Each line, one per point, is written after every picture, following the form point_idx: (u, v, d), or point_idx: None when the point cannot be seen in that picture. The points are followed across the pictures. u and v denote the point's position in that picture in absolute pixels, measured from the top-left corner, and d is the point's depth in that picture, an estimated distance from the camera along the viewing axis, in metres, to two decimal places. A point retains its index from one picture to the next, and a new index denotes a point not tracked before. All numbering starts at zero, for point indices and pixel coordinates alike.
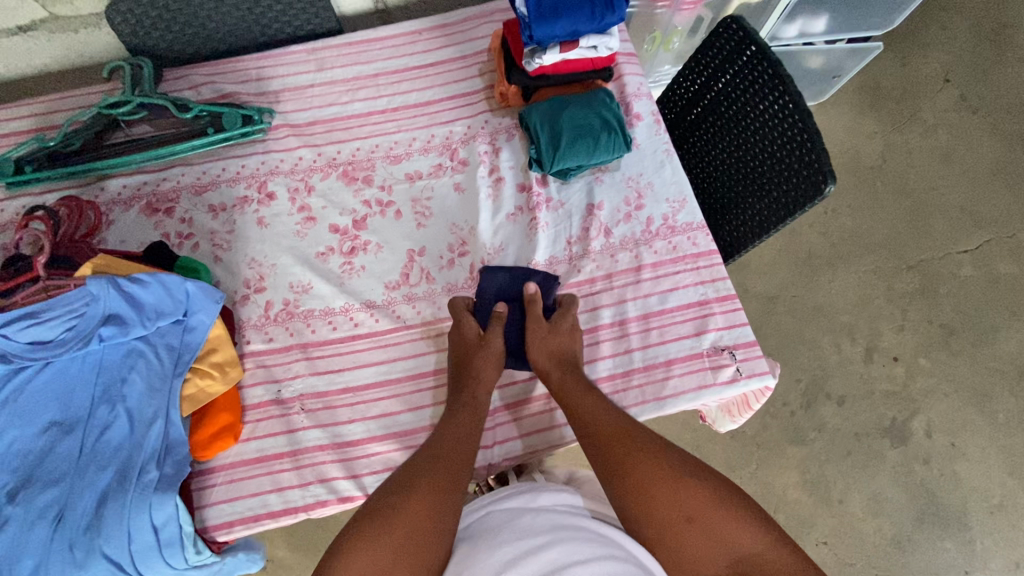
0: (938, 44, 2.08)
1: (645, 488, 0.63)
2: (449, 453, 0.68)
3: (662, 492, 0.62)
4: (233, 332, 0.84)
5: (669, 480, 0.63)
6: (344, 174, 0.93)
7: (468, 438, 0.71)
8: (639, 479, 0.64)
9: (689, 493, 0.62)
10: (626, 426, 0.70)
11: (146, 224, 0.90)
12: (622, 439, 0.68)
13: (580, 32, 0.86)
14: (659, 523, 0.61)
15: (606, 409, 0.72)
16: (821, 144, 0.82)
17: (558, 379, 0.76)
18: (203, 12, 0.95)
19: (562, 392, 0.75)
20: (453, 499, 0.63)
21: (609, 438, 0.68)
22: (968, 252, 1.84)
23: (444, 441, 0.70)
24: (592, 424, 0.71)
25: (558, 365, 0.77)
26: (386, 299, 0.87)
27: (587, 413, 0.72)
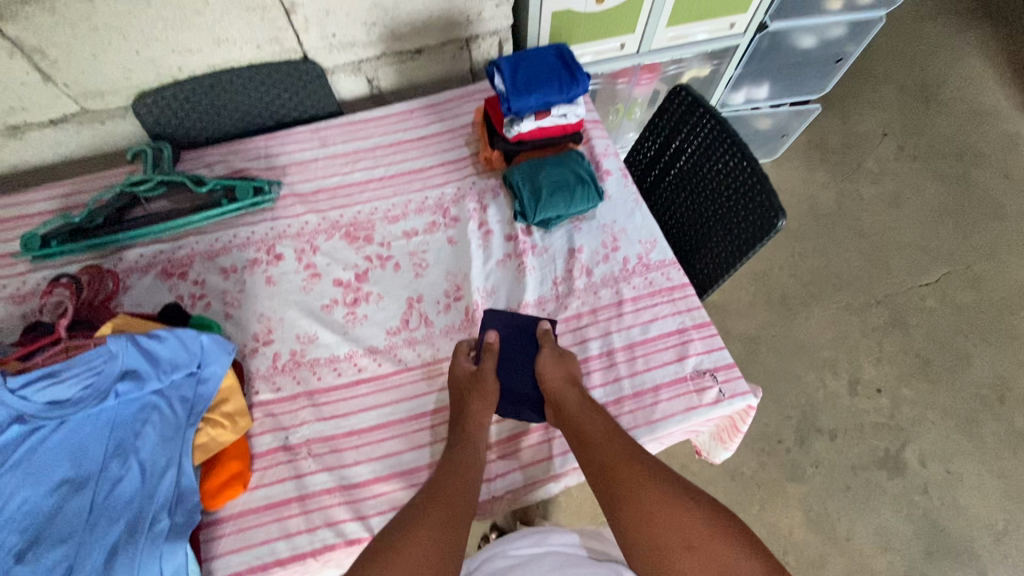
0: (871, 105, 2.34)
1: (646, 514, 0.63)
2: (452, 488, 0.68)
3: (663, 518, 0.63)
4: (243, 383, 0.88)
5: (670, 505, 0.63)
6: (347, 235, 1.02)
7: (470, 467, 0.73)
8: (641, 504, 0.64)
9: (691, 521, 0.62)
10: (627, 450, 0.70)
11: (161, 288, 0.97)
12: (625, 461, 0.69)
13: (551, 103, 0.99)
14: (662, 550, 0.61)
15: (610, 431, 0.73)
16: (769, 185, 0.93)
17: (566, 403, 0.78)
18: (219, 100, 1.09)
19: (569, 413, 0.77)
20: (459, 534, 0.63)
21: (610, 461, 0.69)
22: (930, 284, 1.97)
23: (446, 478, 0.70)
24: (595, 446, 0.72)
25: (572, 390, 0.79)
26: (388, 344, 0.93)
27: (594, 435, 0.73)
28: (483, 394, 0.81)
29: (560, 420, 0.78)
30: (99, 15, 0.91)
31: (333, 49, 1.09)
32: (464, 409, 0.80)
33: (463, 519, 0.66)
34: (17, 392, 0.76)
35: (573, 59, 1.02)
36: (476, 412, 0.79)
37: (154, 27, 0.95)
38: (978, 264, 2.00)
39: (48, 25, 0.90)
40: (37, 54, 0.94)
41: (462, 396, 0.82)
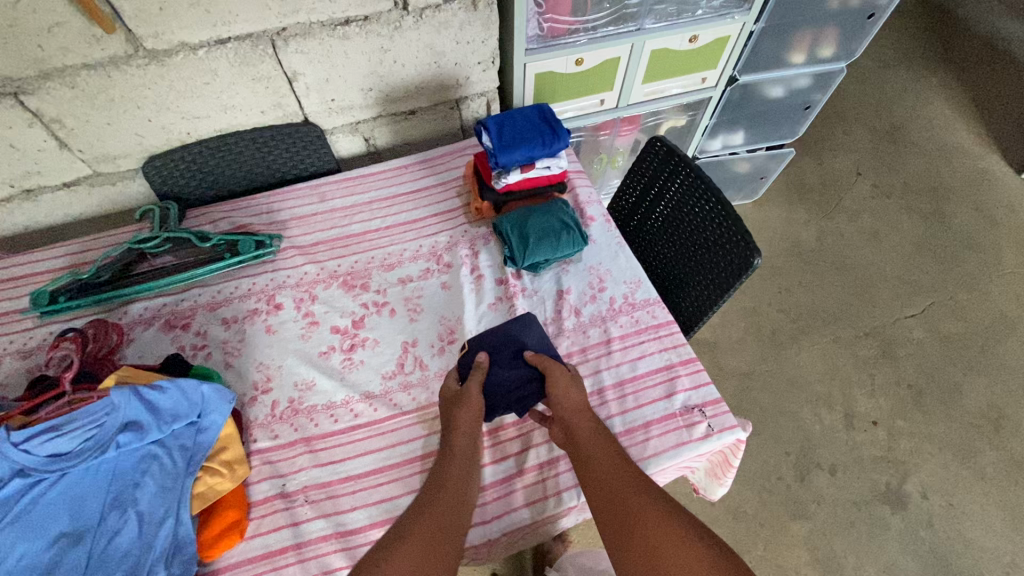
0: (844, 147, 2.46)
1: (652, 544, 0.65)
2: (447, 509, 0.71)
3: (669, 551, 0.64)
4: (241, 431, 0.89)
5: (675, 539, 0.65)
6: (344, 283, 1.06)
7: (464, 487, 0.74)
8: (648, 533, 0.66)
9: (694, 555, 0.63)
10: (637, 480, 0.72)
11: (163, 339, 1.00)
12: (633, 491, 0.70)
13: (536, 157, 1.06)
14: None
15: (620, 461, 0.75)
16: (743, 225, 0.99)
17: (579, 429, 0.80)
18: (223, 161, 1.15)
19: (579, 442, 0.79)
20: (447, 551, 0.66)
21: (619, 489, 0.71)
22: (916, 315, 2.01)
23: (443, 495, 0.72)
24: (606, 472, 0.74)
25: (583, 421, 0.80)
26: (384, 389, 0.94)
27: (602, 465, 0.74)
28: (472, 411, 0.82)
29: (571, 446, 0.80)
30: (116, 88, 0.98)
31: (332, 112, 1.17)
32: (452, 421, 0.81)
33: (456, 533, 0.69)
34: (18, 446, 0.77)
35: (554, 117, 1.10)
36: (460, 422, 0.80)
37: (167, 97, 1.02)
38: (960, 294, 2.06)
39: (68, 97, 0.97)
40: (56, 123, 1.00)
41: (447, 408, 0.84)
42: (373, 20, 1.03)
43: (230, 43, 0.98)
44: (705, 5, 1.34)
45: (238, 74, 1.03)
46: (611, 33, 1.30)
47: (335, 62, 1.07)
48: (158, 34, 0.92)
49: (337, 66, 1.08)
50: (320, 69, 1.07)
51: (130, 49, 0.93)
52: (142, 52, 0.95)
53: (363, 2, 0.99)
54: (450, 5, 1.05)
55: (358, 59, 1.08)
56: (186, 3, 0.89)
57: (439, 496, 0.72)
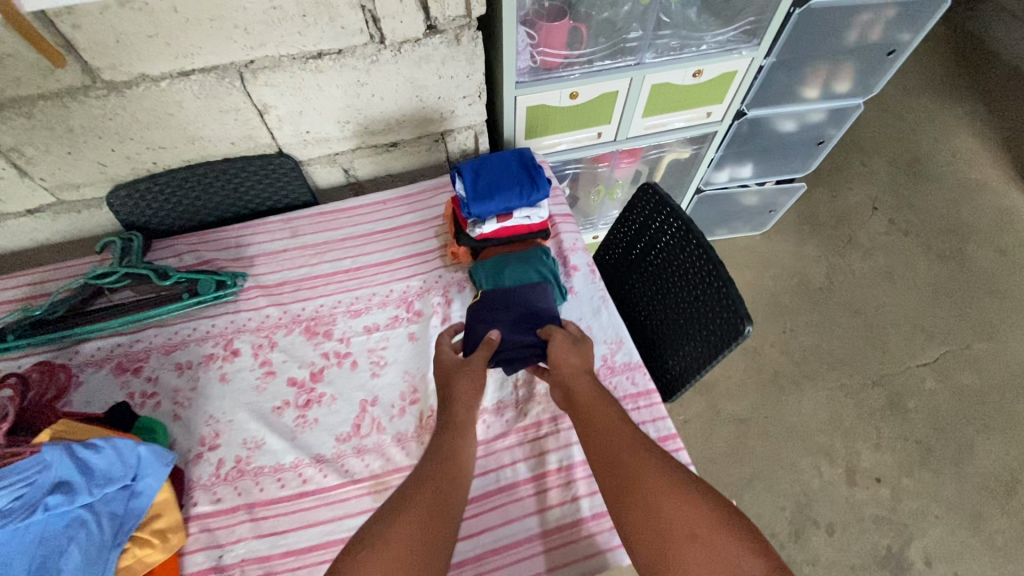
0: (861, 179, 2.35)
1: (653, 504, 0.63)
2: (443, 477, 0.70)
3: (670, 509, 0.62)
4: (180, 495, 0.84)
5: (675, 495, 0.63)
6: (306, 329, 1.01)
7: (458, 452, 0.74)
8: (648, 492, 0.64)
9: (696, 510, 0.61)
10: (637, 438, 0.70)
11: (113, 383, 0.95)
12: (632, 449, 0.68)
13: (513, 207, 1.00)
14: (665, 539, 0.60)
15: (617, 419, 0.73)
16: (734, 290, 0.92)
17: (577, 393, 0.77)
18: (193, 192, 1.10)
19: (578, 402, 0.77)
20: (443, 527, 0.65)
21: (617, 448, 0.69)
22: (928, 364, 1.90)
23: (436, 467, 0.71)
24: (603, 434, 0.71)
25: (580, 380, 0.79)
26: (336, 453, 0.89)
27: (602, 426, 0.72)
28: (474, 380, 0.82)
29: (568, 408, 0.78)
30: (75, 118, 0.92)
31: (307, 144, 1.11)
32: (449, 393, 0.80)
33: (452, 503, 0.68)
34: None
35: (534, 164, 1.03)
36: (461, 393, 0.80)
37: (130, 127, 0.97)
38: (977, 343, 1.94)
39: (25, 127, 0.92)
40: (14, 153, 0.95)
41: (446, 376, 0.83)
42: (347, 54, 0.96)
43: (194, 75, 0.91)
44: (711, 40, 1.26)
45: (204, 106, 0.97)
46: (608, 67, 1.23)
47: (308, 95, 1.01)
48: (117, 66, 0.87)
49: (311, 98, 1.02)
50: (292, 102, 1.01)
51: (87, 80, 0.88)
52: (100, 83, 0.89)
53: (336, 36, 0.92)
54: (431, 39, 0.98)
55: (332, 92, 1.02)
56: (143, 35, 0.83)
57: (433, 466, 0.71)
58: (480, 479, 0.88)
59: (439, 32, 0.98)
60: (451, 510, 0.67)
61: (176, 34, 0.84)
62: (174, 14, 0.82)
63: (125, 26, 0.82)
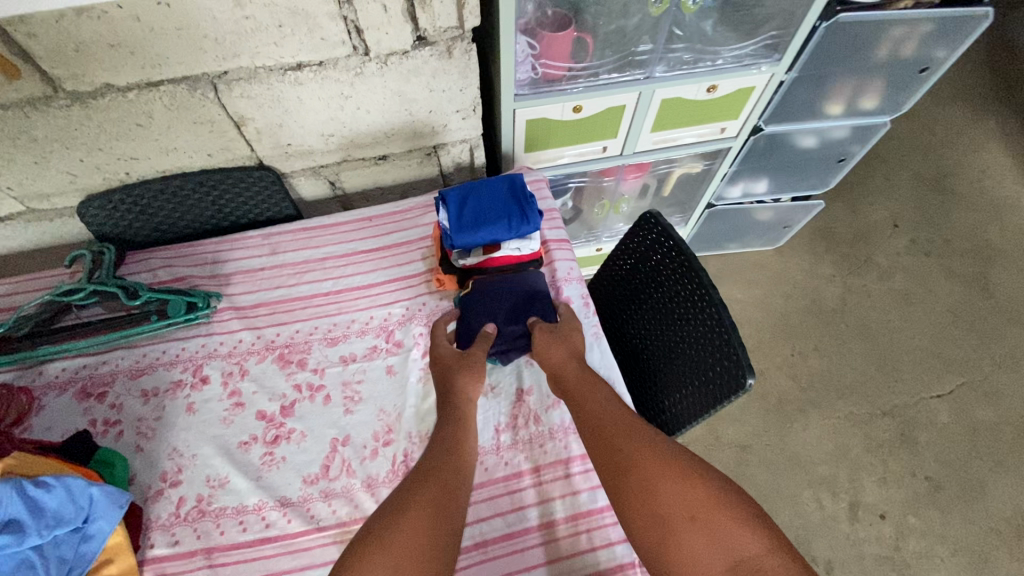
0: (883, 194, 2.23)
1: (652, 487, 0.65)
2: (449, 460, 0.72)
3: (668, 489, 0.64)
4: (136, 537, 0.80)
5: (673, 477, 0.65)
6: (280, 357, 0.95)
7: (462, 441, 0.75)
8: (648, 475, 0.66)
9: (694, 491, 0.63)
10: (634, 424, 0.72)
11: (75, 409, 0.90)
12: (629, 436, 0.70)
13: (500, 239, 0.93)
14: (664, 520, 0.63)
15: (615, 407, 0.75)
16: (736, 338, 0.85)
17: (571, 386, 0.80)
18: (168, 204, 1.04)
19: (574, 396, 0.79)
20: (451, 511, 0.66)
21: (615, 437, 0.71)
22: (942, 396, 1.82)
23: (442, 453, 0.72)
24: (602, 423, 0.73)
25: (574, 374, 0.81)
26: (302, 496, 0.84)
27: (599, 417, 0.74)
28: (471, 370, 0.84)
29: (567, 398, 0.80)
30: (38, 128, 0.86)
31: (290, 156, 1.04)
32: (451, 387, 0.82)
33: (459, 489, 0.69)
34: None
35: (526, 192, 0.96)
36: (463, 388, 0.82)
37: (99, 137, 0.90)
38: (996, 376, 1.85)
39: None
40: None
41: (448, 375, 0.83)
42: (329, 66, 0.89)
43: (163, 85, 0.85)
44: (727, 54, 1.17)
45: (176, 117, 0.90)
46: (615, 81, 1.15)
47: (288, 108, 0.94)
48: (79, 76, 0.80)
49: (290, 111, 0.95)
50: (270, 114, 0.94)
51: (48, 90, 0.81)
52: (62, 93, 0.82)
53: (315, 47, 0.85)
54: (420, 51, 0.91)
55: (313, 105, 0.95)
56: (104, 44, 0.77)
57: (439, 453, 0.72)
58: None
59: (430, 44, 0.90)
60: (459, 494, 0.69)
61: (141, 43, 0.78)
62: (137, 22, 0.75)
63: (83, 34, 0.75)
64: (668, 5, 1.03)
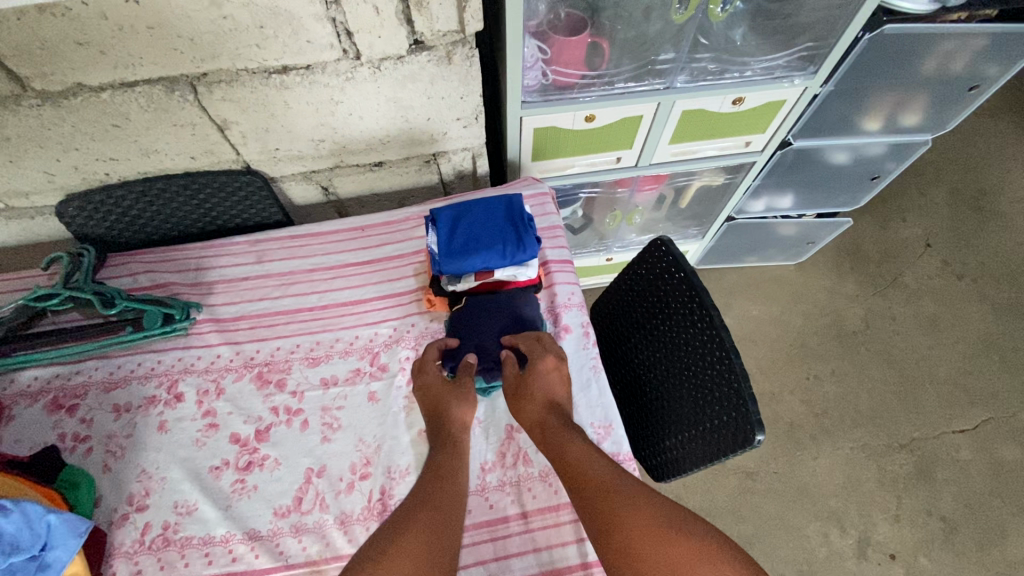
0: (916, 210, 2.10)
1: (635, 550, 0.59)
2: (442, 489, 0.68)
3: (652, 551, 0.58)
4: (97, 564, 0.76)
5: (662, 538, 0.58)
6: (258, 376, 0.91)
7: (458, 470, 0.71)
8: (630, 537, 0.60)
9: (679, 550, 0.57)
10: (615, 475, 0.66)
11: (45, 422, 0.87)
12: (613, 491, 0.64)
13: (493, 266, 0.87)
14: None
15: (595, 455, 0.69)
16: (747, 387, 0.78)
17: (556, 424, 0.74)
18: (150, 207, 0.99)
19: (556, 440, 0.72)
20: (449, 543, 0.62)
21: (598, 492, 0.64)
22: (965, 431, 1.71)
23: (433, 482, 0.68)
24: (580, 476, 0.67)
25: (557, 412, 0.76)
26: (272, 530, 0.79)
27: (581, 465, 0.68)
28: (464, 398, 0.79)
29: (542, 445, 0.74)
30: (10, 127, 0.82)
31: (279, 161, 0.98)
32: (442, 413, 0.77)
33: (456, 520, 0.65)
34: None
35: (524, 216, 0.89)
36: (460, 415, 0.77)
37: (75, 138, 0.86)
38: None
39: None
40: None
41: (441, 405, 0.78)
42: (316, 70, 0.83)
43: (139, 86, 0.80)
44: (756, 66, 1.08)
45: (154, 119, 0.85)
46: (631, 91, 1.06)
47: (274, 112, 0.88)
48: (48, 75, 0.75)
49: (277, 115, 0.88)
50: (256, 119, 0.88)
51: (16, 88, 0.77)
52: (32, 91, 0.78)
53: (301, 50, 0.79)
54: (417, 56, 0.84)
55: (301, 109, 0.88)
56: (71, 41, 0.72)
57: (432, 482, 0.68)
58: None
59: (427, 49, 0.83)
60: (455, 524, 0.65)
61: (110, 41, 0.73)
62: (104, 20, 0.70)
63: (48, 32, 0.70)
64: (693, 12, 0.94)
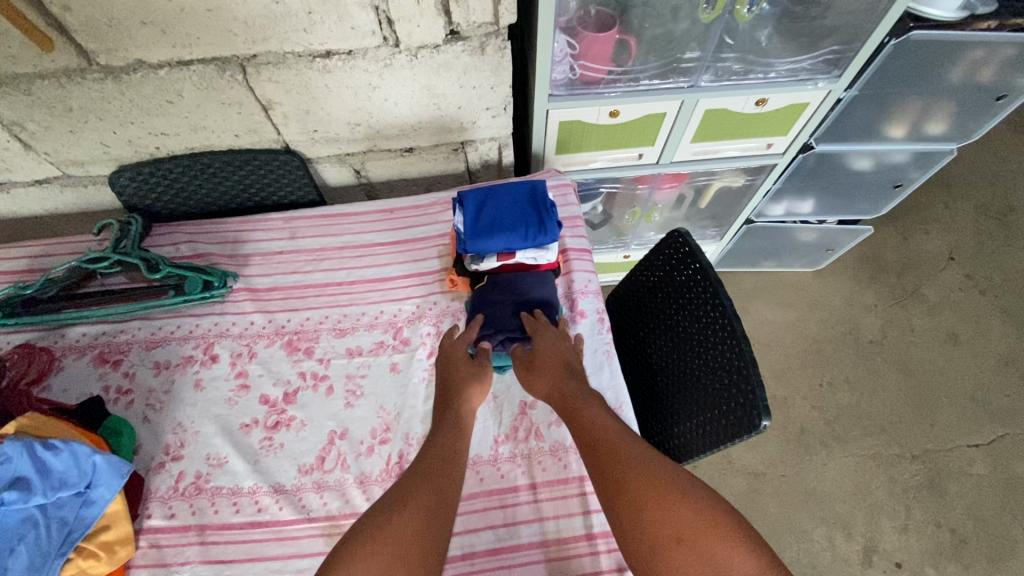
0: (941, 223, 2.08)
1: (640, 507, 0.62)
2: (438, 471, 0.68)
3: (656, 510, 0.61)
4: (135, 506, 0.82)
5: (665, 498, 0.61)
6: (288, 343, 0.96)
7: (458, 446, 0.73)
8: (634, 495, 0.62)
9: (682, 511, 0.60)
10: (625, 440, 0.69)
11: (91, 374, 0.93)
12: (622, 453, 0.67)
13: (515, 248, 0.91)
14: (650, 543, 0.60)
15: (607, 419, 0.72)
16: (756, 375, 0.80)
17: (568, 392, 0.77)
18: (194, 180, 1.06)
19: (570, 404, 0.75)
20: (445, 517, 0.64)
21: (607, 453, 0.68)
22: (980, 446, 1.70)
23: (435, 459, 0.69)
24: (591, 436, 0.71)
25: (570, 377, 0.79)
26: (296, 485, 0.84)
27: (593, 428, 0.71)
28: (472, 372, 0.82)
29: (559, 408, 0.76)
30: (74, 99, 0.89)
31: (316, 142, 1.04)
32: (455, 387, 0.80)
33: (449, 504, 0.65)
34: None
35: (546, 202, 0.93)
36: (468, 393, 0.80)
37: (131, 112, 0.92)
38: None
39: (25, 104, 0.88)
40: (16, 127, 0.92)
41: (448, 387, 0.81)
42: (358, 56, 0.88)
43: (194, 65, 0.86)
44: (781, 67, 1.10)
45: (204, 97, 0.91)
46: (656, 87, 1.09)
47: (315, 94, 0.93)
48: (113, 51, 0.82)
49: (318, 98, 0.94)
50: (298, 100, 0.94)
51: (83, 62, 0.83)
52: (96, 65, 0.84)
53: (345, 36, 0.84)
54: (452, 46, 0.88)
55: (341, 93, 0.94)
56: (137, 21, 0.78)
57: (431, 458, 0.70)
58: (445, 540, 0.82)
59: (462, 39, 0.88)
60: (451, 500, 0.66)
61: (171, 21, 0.79)
62: (168, 2, 0.76)
63: (116, 10, 0.76)
64: (720, 12, 0.97)
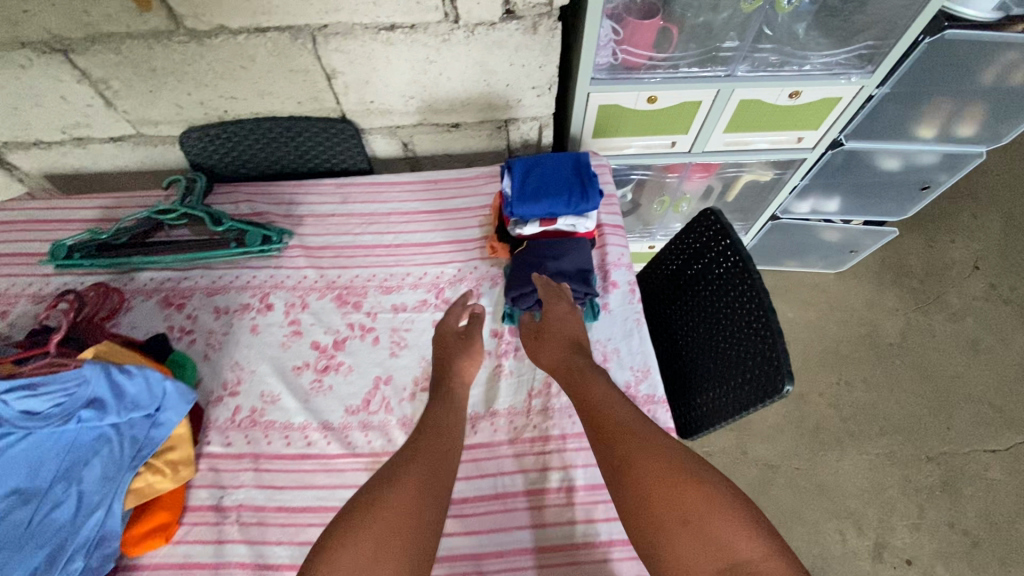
0: (967, 231, 2.09)
1: (646, 489, 0.64)
2: (436, 446, 0.71)
3: (661, 493, 0.63)
4: (197, 432, 0.89)
5: (669, 481, 0.63)
6: (338, 297, 1.03)
7: (453, 422, 0.77)
8: (640, 476, 0.65)
9: (686, 492, 0.62)
10: (632, 422, 0.71)
11: (157, 315, 1.02)
12: (628, 436, 0.69)
13: (558, 213, 0.97)
14: (654, 524, 0.62)
15: (615, 400, 0.75)
16: (781, 342, 0.84)
17: (573, 370, 0.81)
18: (255, 143, 1.14)
19: (580, 386, 0.78)
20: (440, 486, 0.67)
21: (615, 435, 0.70)
22: (996, 452, 1.71)
23: (434, 434, 0.73)
24: (600, 417, 0.73)
25: (579, 356, 0.83)
26: (343, 423, 0.91)
27: (602, 409, 0.74)
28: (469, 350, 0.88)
29: (568, 385, 0.81)
30: (157, 60, 0.97)
31: (371, 113, 1.11)
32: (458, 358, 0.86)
33: (443, 478, 0.69)
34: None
35: (589, 172, 0.99)
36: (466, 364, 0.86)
37: (207, 75, 1.00)
38: None
39: (114, 62, 0.97)
40: (102, 84, 1.01)
41: (466, 350, 0.87)
42: (420, 30, 0.94)
43: (270, 32, 0.93)
44: (816, 61, 1.14)
45: (275, 63, 0.98)
46: (694, 75, 1.14)
47: (376, 66, 1.00)
48: (199, 15, 0.90)
49: (379, 69, 1.01)
50: (360, 71, 1.01)
51: (171, 25, 0.91)
52: (183, 29, 0.92)
53: (410, 10, 0.91)
54: (507, 24, 0.95)
55: (400, 66, 1.00)
56: None
57: (427, 433, 0.73)
58: (479, 481, 0.87)
59: (517, 18, 0.94)
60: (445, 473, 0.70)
61: None
62: None
63: None
64: (761, 3, 1.02)
